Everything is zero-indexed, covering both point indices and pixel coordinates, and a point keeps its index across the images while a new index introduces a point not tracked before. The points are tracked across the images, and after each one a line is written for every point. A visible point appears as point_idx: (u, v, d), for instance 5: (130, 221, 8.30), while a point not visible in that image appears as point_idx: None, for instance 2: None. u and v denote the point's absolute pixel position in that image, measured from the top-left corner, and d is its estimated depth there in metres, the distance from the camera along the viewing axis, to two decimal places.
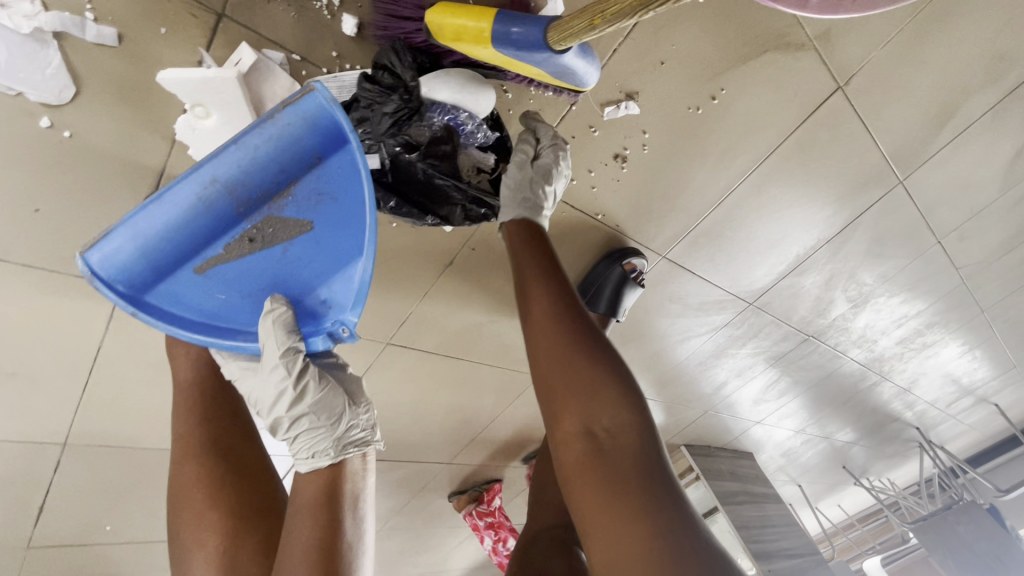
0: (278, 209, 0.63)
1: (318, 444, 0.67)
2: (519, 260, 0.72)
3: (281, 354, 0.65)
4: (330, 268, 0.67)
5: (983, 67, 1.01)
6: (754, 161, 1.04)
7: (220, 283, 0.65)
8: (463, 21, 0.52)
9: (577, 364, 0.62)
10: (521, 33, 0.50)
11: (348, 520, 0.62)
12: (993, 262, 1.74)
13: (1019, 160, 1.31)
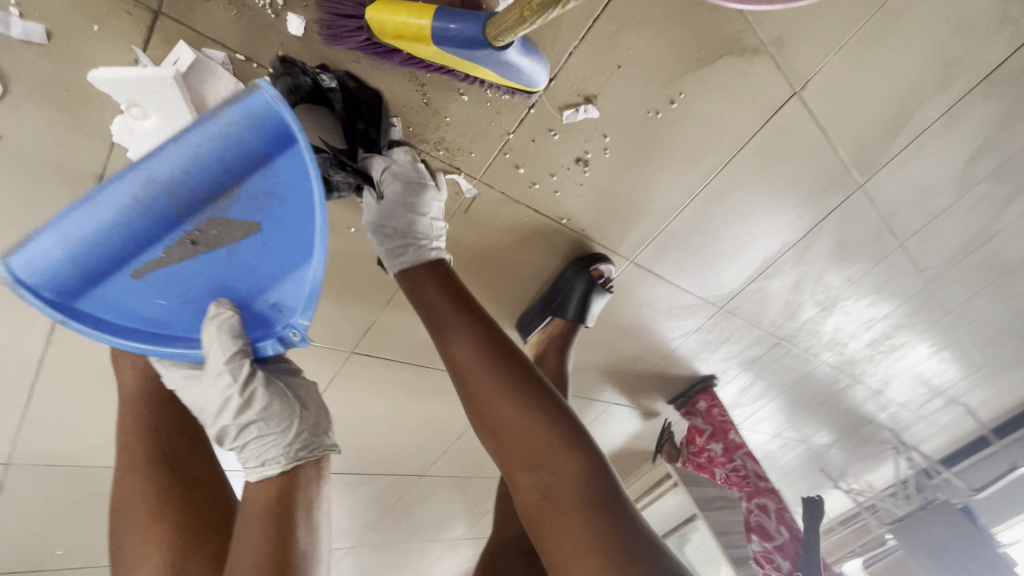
0: (222, 210, 0.60)
1: (267, 452, 0.64)
2: (439, 309, 0.73)
3: (226, 361, 0.63)
4: (279, 271, 0.65)
5: (933, 74, 1.04)
6: (716, 166, 1.06)
7: (158, 289, 0.63)
8: (400, 21, 0.52)
9: (518, 412, 0.66)
10: (459, 29, 0.50)
11: (301, 529, 0.60)
12: (954, 264, 1.79)
13: (972, 165, 1.35)
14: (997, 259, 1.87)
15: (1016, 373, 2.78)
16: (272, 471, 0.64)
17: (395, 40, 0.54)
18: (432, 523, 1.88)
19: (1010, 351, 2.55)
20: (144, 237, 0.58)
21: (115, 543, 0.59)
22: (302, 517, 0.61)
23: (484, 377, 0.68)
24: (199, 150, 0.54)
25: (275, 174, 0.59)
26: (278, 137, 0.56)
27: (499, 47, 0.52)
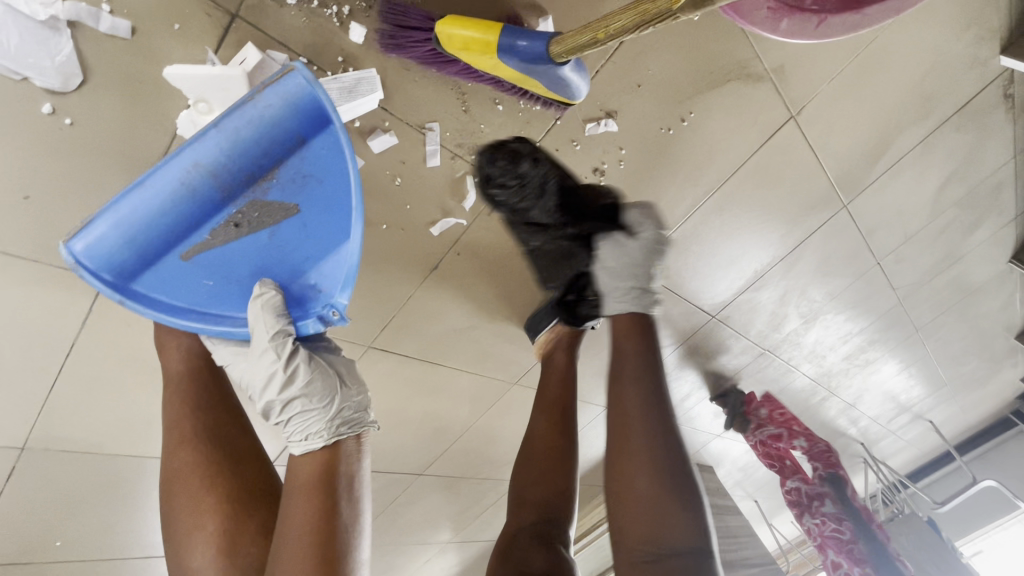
0: (263, 191, 0.67)
1: (311, 426, 0.68)
2: (622, 347, 0.76)
3: (271, 337, 0.68)
4: (318, 250, 0.71)
5: (911, 106, 1.15)
6: (717, 182, 1.14)
7: (206, 270, 0.69)
8: (470, 35, 0.62)
9: (654, 483, 0.68)
10: (526, 45, 0.60)
11: (345, 505, 0.64)
12: (925, 283, 1.92)
13: (943, 190, 1.47)
14: (963, 280, 2.00)
15: (978, 391, 2.94)
16: (316, 448, 0.67)
17: (462, 49, 0.63)
18: (424, 525, 1.89)
19: (972, 369, 2.71)
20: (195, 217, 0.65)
21: (170, 509, 0.69)
22: (345, 491, 0.65)
23: (633, 434, 0.70)
24: (240, 133, 0.61)
25: (311, 155, 0.66)
26: (312, 119, 0.63)
27: (558, 63, 0.61)
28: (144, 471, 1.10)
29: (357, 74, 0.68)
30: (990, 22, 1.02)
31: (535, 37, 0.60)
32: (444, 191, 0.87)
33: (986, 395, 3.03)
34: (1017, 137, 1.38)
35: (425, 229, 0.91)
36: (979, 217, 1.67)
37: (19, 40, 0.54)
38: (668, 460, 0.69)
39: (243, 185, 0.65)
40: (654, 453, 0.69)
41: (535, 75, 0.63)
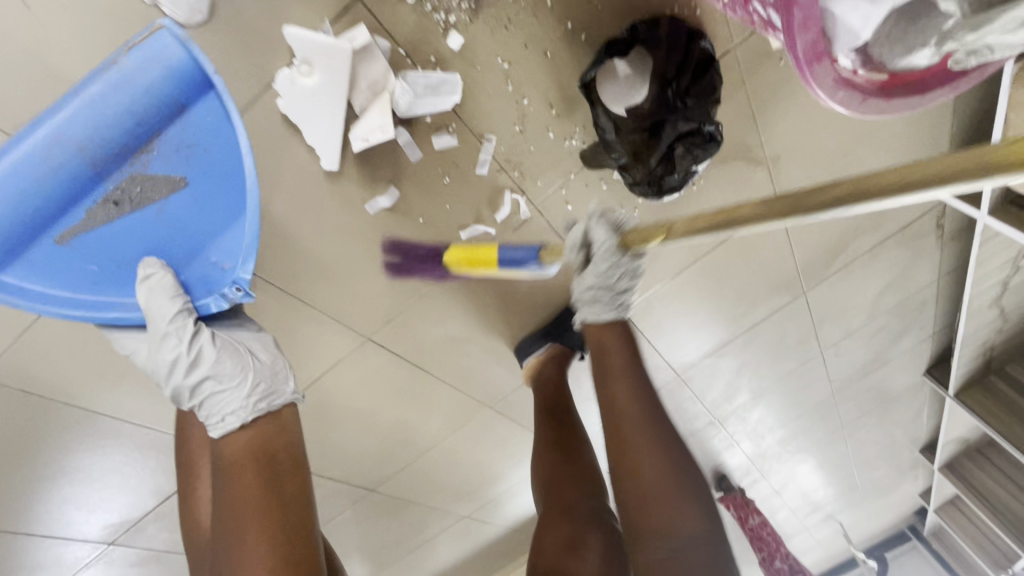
0: (143, 164, 0.72)
1: (226, 407, 0.75)
2: (606, 343, 0.88)
3: (171, 320, 0.76)
4: (214, 227, 0.77)
5: (864, 215, 1.36)
6: (706, 245, 1.28)
7: (85, 253, 0.74)
8: (479, 255, 0.89)
9: (660, 473, 0.77)
10: (521, 260, 0.89)
11: (283, 477, 0.72)
12: (854, 382, 2.13)
13: (881, 297, 1.69)
14: (886, 386, 2.23)
15: (885, 497, 3.17)
16: (235, 429, 0.74)
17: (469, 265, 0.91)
18: (354, 554, 1.78)
19: (883, 475, 2.93)
20: (66, 199, 0.70)
21: (187, 454, 0.85)
22: (280, 469, 0.72)
23: (633, 434, 0.79)
24: (103, 101, 0.64)
25: (191, 122, 0.70)
26: (187, 86, 0.67)
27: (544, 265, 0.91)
28: (96, 429, 1.03)
29: (443, 75, 0.76)
30: None
31: (529, 256, 0.89)
32: (481, 200, 0.94)
33: (891, 504, 3.26)
34: (942, 262, 1.62)
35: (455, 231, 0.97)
36: (904, 329, 1.91)
37: None
38: (676, 449, 0.79)
39: (117, 160, 0.70)
40: (648, 442, 0.79)
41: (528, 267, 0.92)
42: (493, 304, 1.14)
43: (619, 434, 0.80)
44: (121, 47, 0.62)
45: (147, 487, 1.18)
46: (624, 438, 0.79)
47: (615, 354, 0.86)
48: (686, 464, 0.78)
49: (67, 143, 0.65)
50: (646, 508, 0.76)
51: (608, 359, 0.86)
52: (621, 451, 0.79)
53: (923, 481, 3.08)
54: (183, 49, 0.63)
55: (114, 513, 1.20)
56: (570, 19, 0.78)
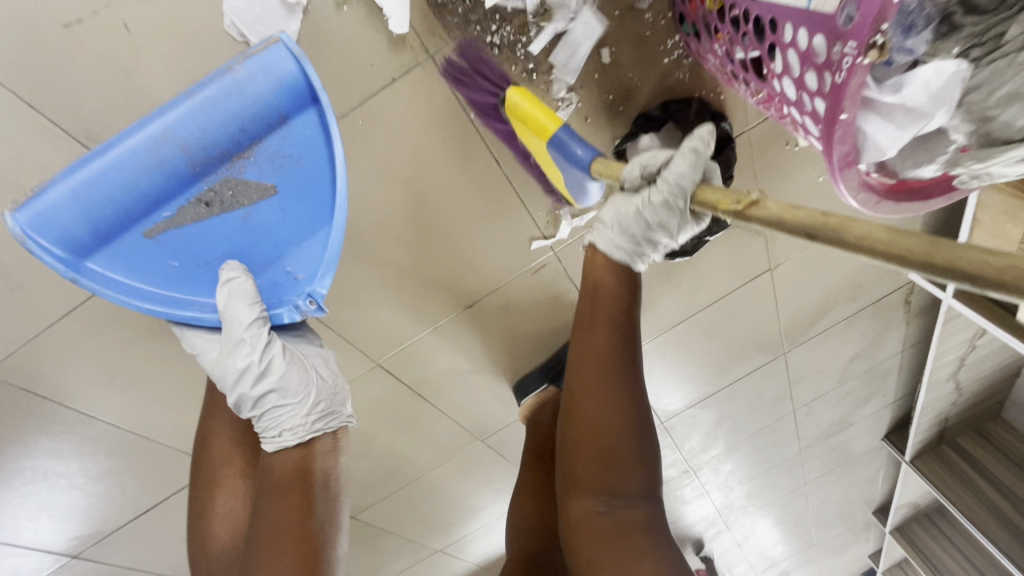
0: (239, 169, 0.74)
1: (285, 423, 0.79)
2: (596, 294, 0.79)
3: (246, 328, 0.76)
4: (294, 237, 0.79)
5: (843, 286, 1.47)
6: (701, 302, 1.36)
7: (168, 250, 0.75)
8: (533, 112, 0.75)
9: (613, 419, 0.75)
10: (579, 151, 0.75)
11: (320, 503, 0.75)
12: (820, 442, 2.22)
13: (851, 363, 1.80)
14: (849, 448, 2.33)
15: (838, 556, 3.25)
16: (291, 440, 0.78)
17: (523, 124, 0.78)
18: None
19: (838, 534, 3.02)
20: (160, 194, 0.72)
21: (206, 466, 0.84)
22: (321, 488, 0.76)
23: (605, 390, 0.76)
24: (215, 104, 0.68)
25: (291, 133, 0.73)
26: (296, 98, 0.71)
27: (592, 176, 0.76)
28: (88, 435, 1.00)
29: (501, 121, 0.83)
30: None
31: (583, 152, 0.75)
32: (506, 243, 0.99)
33: (844, 564, 3.35)
34: (908, 335, 1.75)
35: (478, 270, 1.01)
36: (869, 394, 2.03)
37: (263, 10, 0.68)
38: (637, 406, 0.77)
39: (215, 162, 0.72)
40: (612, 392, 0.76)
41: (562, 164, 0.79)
42: (501, 342, 1.17)
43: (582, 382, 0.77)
44: (240, 54, 0.67)
45: (128, 499, 1.14)
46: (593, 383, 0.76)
47: (606, 301, 0.79)
48: (644, 422, 0.77)
49: (173, 140, 0.68)
50: (598, 458, 0.75)
51: (600, 306, 0.79)
52: (586, 398, 0.76)
53: (873, 543, 3.18)
54: (294, 63, 0.68)
55: (88, 524, 1.15)
56: (611, 92, 0.85)
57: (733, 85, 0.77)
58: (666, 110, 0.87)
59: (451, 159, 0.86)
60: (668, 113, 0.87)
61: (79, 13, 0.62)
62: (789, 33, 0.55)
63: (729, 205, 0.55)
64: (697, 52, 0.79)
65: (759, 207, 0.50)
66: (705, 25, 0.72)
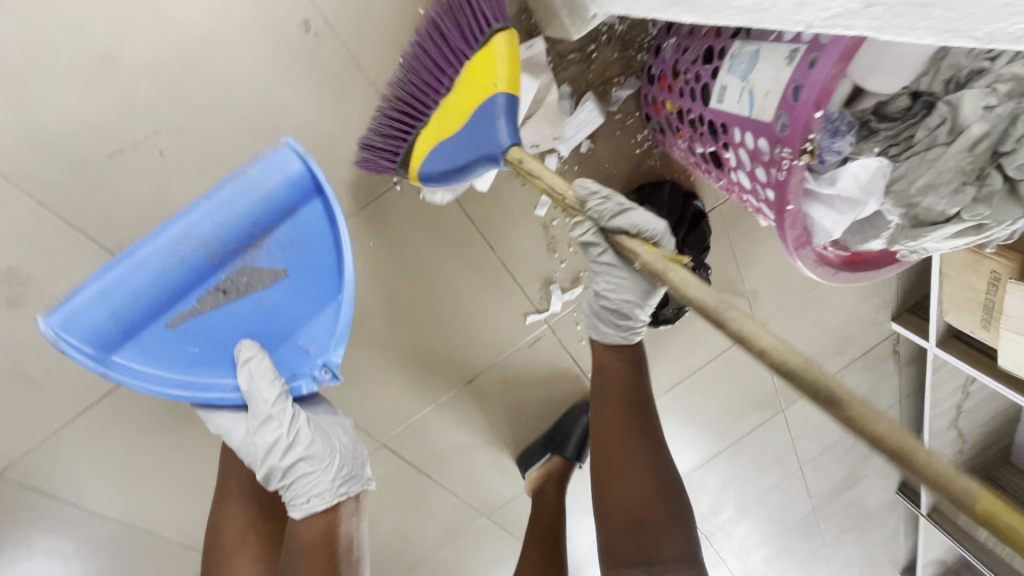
0: (252, 258, 0.74)
1: (313, 489, 0.80)
2: (615, 376, 0.76)
3: (272, 402, 0.76)
4: (305, 315, 0.78)
5: (830, 342, 1.53)
6: (695, 365, 1.42)
7: (189, 337, 0.74)
8: (497, 63, 0.63)
9: (641, 486, 0.74)
10: (500, 126, 0.62)
11: (343, 566, 0.77)
12: (832, 501, 2.13)
13: (851, 415, 1.80)
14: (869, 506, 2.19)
15: None
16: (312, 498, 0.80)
17: (471, 76, 0.65)
18: None
19: None
20: (183, 287, 0.71)
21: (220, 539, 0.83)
22: (345, 551, 0.78)
23: (633, 460, 0.74)
24: (230, 204, 0.70)
25: (298, 221, 0.74)
26: (304, 192, 0.73)
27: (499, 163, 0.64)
28: (84, 541, 0.97)
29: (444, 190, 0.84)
30: (884, 295, 1.50)
31: (501, 129, 0.62)
32: (505, 319, 1.05)
33: None
34: (903, 386, 1.74)
35: (480, 346, 1.06)
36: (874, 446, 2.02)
37: None
38: (662, 469, 0.75)
39: (231, 253, 0.73)
40: (642, 459, 0.74)
41: (476, 131, 0.64)
42: (505, 414, 1.20)
43: (607, 448, 0.76)
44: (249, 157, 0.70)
45: None
46: (617, 454, 0.75)
47: (617, 377, 0.76)
48: (673, 487, 0.75)
49: (193, 238, 0.69)
50: (628, 528, 0.73)
51: (607, 380, 0.77)
52: (614, 469, 0.74)
53: None
54: (300, 161, 0.70)
55: None
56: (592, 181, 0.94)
57: (696, 168, 0.85)
58: (641, 192, 0.96)
59: (447, 244, 0.94)
60: (643, 193, 0.96)
61: (117, 144, 0.68)
62: (737, 135, 0.64)
63: (652, 262, 0.58)
64: (663, 144, 0.89)
65: (667, 276, 0.55)
66: (668, 124, 0.82)
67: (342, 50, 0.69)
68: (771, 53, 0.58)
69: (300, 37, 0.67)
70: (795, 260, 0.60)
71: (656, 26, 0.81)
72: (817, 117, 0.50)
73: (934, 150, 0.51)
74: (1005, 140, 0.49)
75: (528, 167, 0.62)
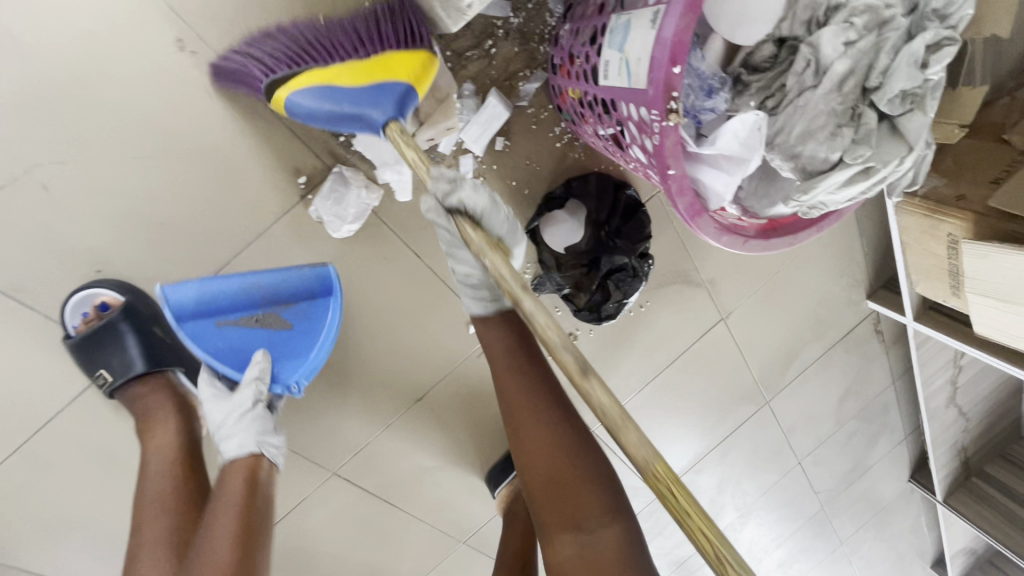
0: (281, 309, 0.83)
1: (246, 434, 0.76)
2: (492, 343, 0.69)
3: (256, 382, 0.79)
4: (294, 367, 0.83)
5: (806, 327, 1.47)
6: (663, 364, 1.36)
7: (220, 337, 0.80)
8: (408, 65, 0.67)
9: (556, 441, 0.60)
10: (388, 104, 0.65)
11: (258, 546, 0.66)
12: (851, 504, 1.86)
13: (844, 401, 1.64)
14: (896, 508, 1.92)
15: None
16: (239, 452, 0.75)
17: (387, 61, 0.67)
18: None
19: None
20: (234, 304, 0.80)
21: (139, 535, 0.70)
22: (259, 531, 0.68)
23: (533, 417, 0.62)
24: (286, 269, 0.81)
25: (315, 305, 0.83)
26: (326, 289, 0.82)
27: (377, 126, 0.65)
28: None
29: (359, 212, 0.82)
30: (855, 274, 1.43)
31: (378, 110, 0.65)
32: (445, 329, 1.01)
33: None
34: (892, 364, 1.64)
35: (424, 359, 1.02)
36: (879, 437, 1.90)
37: None
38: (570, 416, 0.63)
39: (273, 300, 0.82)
40: (542, 409, 0.63)
41: (354, 96, 0.64)
42: (463, 432, 1.13)
43: (513, 411, 0.64)
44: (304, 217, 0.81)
45: None
46: (521, 414, 0.63)
47: (501, 348, 0.68)
48: (582, 432, 0.61)
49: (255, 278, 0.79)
50: (550, 497, 0.58)
51: (492, 350, 0.69)
52: (515, 434, 0.62)
53: None
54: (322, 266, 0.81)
55: None
56: (515, 179, 0.92)
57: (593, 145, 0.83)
58: (568, 186, 0.93)
59: (372, 255, 0.91)
60: (569, 187, 0.93)
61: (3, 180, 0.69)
62: (624, 109, 0.61)
63: (478, 244, 0.60)
64: (578, 133, 0.86)
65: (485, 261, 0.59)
66: (575, 113, 0.81)
67: (219, 63, 0.71)
68: (639, 20, 0.56)
69: (174, 55, 0.70)
70: (699, 231, 0.56)
71: (554, 15, 0.81)
72: (675, 73, 0.49)
73: (804, 94, 0.52)
74: (871, 74, 0.52)
75: (393, 131, 0.65)
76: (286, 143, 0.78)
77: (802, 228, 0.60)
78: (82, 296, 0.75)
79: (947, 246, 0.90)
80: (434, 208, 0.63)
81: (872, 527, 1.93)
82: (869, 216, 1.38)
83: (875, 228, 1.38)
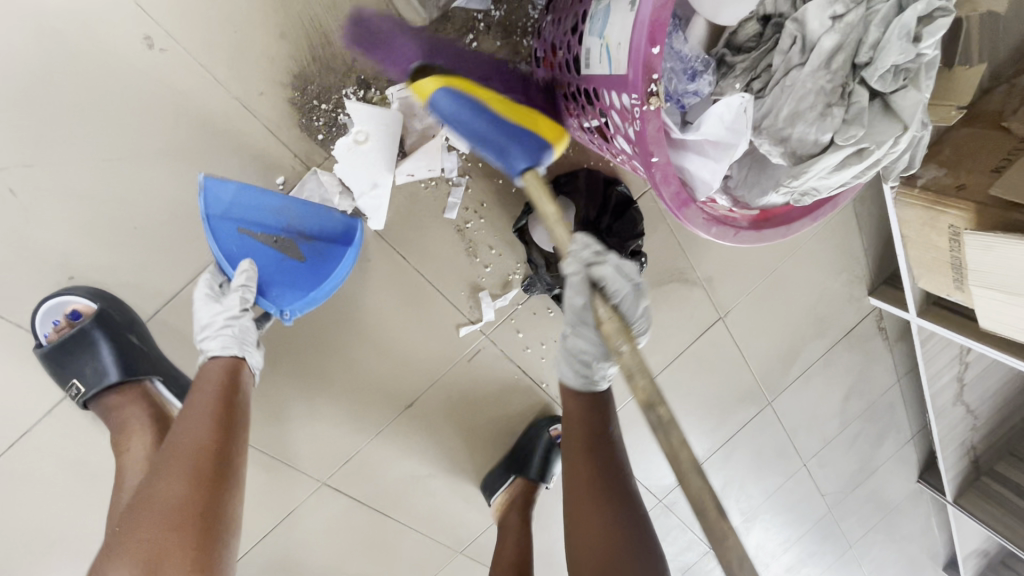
0: (296, 242, 0.79)
1: (226, 338, 0.71)
2: (571, 415, 0.70)
3: (247, 290, 0.73)
4: (292, 297, 0.78)
5: (807, 325, 1.44)
6: (661, 365, 1.34)
7: (240, 242, 0.76)
8: (546, 121, 0.59)
9: (614, 536, 0.64)
10: (524, 149, 0.57)
11: (236, 436, 0.66)
12: (860, 507, 1.81)
13: (848, 400, 1.60)
14: (905, 509, 1.88)
15: None
16: (223, 355, 0.71)
17: (532, 114, 0.59)
18: None
19: None
20: (259, 220, 0.76)
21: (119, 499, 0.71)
22: (237, 425, 0.67)
23: (596, 508, 0.65)
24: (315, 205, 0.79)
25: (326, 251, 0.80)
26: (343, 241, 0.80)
27: (514, 168, 0.58)
28: None
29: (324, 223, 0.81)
30: (856, 270, 1.40)
31: (519, 153, 0.57)
32: (434, 332, 0.98)
33: None
34: (897, 362, 1.60)
35: (413, 364, 1.00)
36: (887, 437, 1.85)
37: None
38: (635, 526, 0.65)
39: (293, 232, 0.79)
40: (607, 501, 0.65)
41: (504, 127, 0.58)
42: (456, 438, 1.10)
43: (576, 493, 0.67)
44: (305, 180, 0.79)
45: None
46: (582, 498, 0.66)
47: (580, 422, 0.69)
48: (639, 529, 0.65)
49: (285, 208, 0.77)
50: None
51: (572, 425, 0.69)
52: (573, 520, 0.66)
53: None
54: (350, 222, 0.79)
55: None
56: (501, 176, 0.90)
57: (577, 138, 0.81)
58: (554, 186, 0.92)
59: (355, 257, 0.90)
60: (555, 186, 0.91)
61: None
62: (606, 97, 0.59)
63: (611, 323, 0.59)
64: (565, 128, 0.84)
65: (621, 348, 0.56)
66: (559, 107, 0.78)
67: (191, 61, 0.71)
68: (617, 4, 0.54)
69: (144, 53, 0.70)
70: (687, 222, 0.53)
71: (536, 8, 0.80)
72: (654, 54, 0.46)
73: (791, 73, 0.51)
74: (860, 50, 0.50)
75: (530, 181, 0.57)
76: (262, 143, 0.76)
77: (799, 219, 0.57)
78: (54, 303, 0.73)
79: (948, 237, 0.87)
80: (574, 280, 0.61)
81: (882, 530, 1.89)
82: (867, 211, 1.36)
83: (875, 223, 1.36)
